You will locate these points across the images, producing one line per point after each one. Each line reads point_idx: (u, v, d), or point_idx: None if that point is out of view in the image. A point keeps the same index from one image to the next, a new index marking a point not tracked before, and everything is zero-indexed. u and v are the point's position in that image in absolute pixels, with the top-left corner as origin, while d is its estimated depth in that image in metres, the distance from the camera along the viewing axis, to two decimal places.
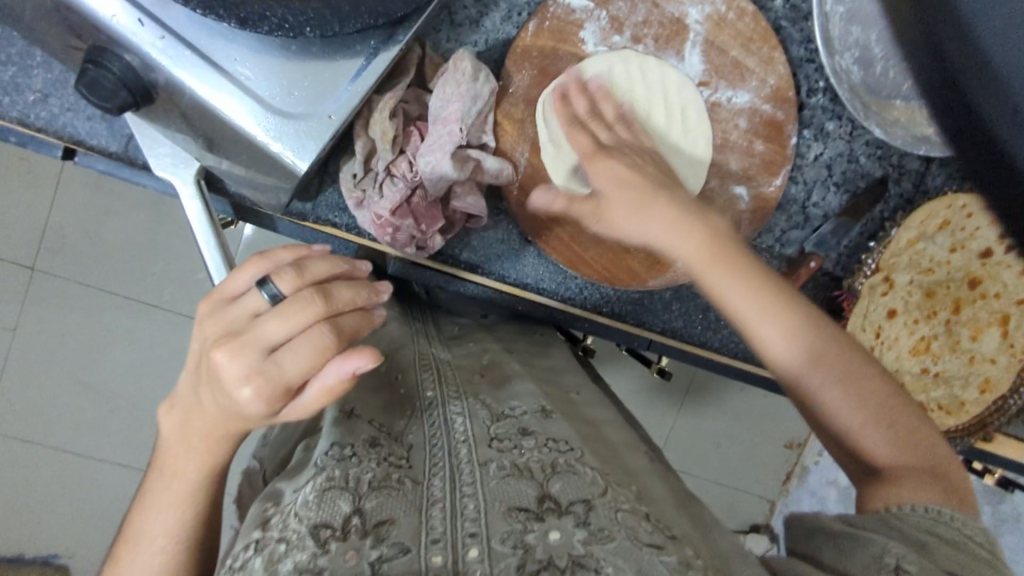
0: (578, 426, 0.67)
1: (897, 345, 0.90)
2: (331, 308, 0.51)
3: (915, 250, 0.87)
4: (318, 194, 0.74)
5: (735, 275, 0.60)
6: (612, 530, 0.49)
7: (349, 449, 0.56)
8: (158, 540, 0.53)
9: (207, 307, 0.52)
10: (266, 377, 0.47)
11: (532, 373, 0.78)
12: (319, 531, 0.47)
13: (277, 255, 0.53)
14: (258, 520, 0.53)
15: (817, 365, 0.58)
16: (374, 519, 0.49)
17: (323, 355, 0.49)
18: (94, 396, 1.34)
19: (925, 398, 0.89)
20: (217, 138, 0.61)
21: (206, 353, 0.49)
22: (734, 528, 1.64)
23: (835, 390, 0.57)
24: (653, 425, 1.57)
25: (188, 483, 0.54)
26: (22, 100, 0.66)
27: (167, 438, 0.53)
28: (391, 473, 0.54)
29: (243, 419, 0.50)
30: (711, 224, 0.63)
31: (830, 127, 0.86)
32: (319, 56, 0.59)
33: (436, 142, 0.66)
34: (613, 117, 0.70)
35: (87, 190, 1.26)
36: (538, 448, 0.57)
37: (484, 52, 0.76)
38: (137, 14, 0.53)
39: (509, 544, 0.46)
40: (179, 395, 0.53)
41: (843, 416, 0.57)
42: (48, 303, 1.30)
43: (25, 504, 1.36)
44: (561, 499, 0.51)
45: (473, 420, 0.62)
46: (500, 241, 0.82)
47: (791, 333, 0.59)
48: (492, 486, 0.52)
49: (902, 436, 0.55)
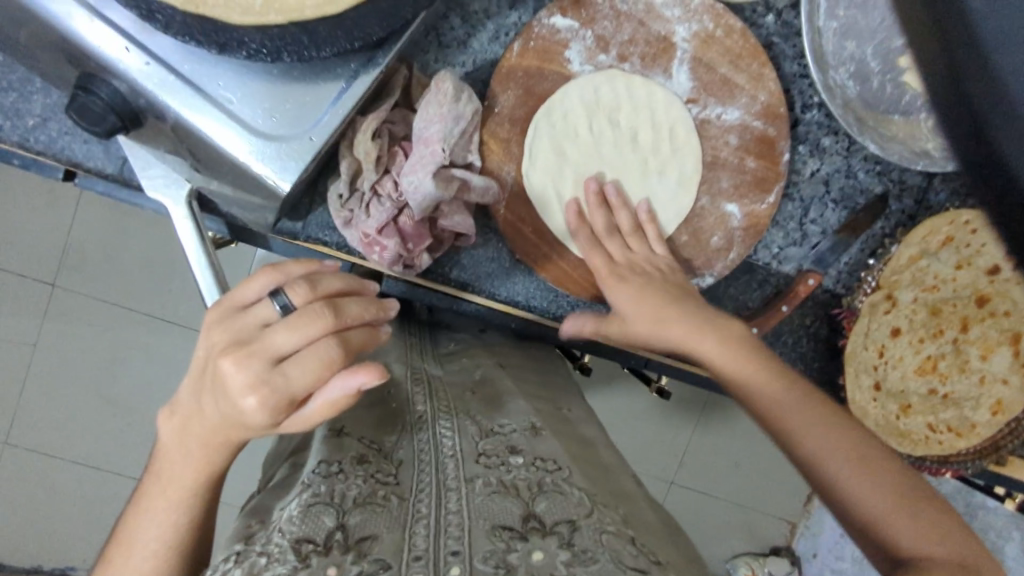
0: (567, 444, 0.66)
1: (901, 365, 0.87)
2: (339, 323, 0.51)
3: (917, 266, 0.85)
4: (309, 214, 0.75)
5: (747, 362, 0.61)
6: (596, 552, 0.45)
7: (336, 466, 0.55)
8: (151, 546, 0.54)
9: (217, 314, 0.51)
10: (272, 387, 0.47)
11: (524, 391, 0.77)
12: (301, 545, 0.45)
13: (287, 269, 0.54)
14: (241, 533, 0.52)
15: (837, 453, 0.52)
16: (357, 535, 0.47)
17: (329, 368, 0.49)
18: (111, 410, 1.37)
19: (933, 419, 0.87)
20: (204, 158, 0.63)
21: (212, 361, 0.49)
22: (753, 551, 1.60)
23: (854, 482, 0.51)
24: (666, 444, 1.54)
25: (184, 488, 0.54)
26: (23, 125, 0.68)
27: (166, 444, 0.54)
28: (378, 489, 0.53)
29: (244, 427, 0.49)
30: (728, 332, 0.64)
31: (826, 142, 0.85)
32: (301, 78, 0.60)
33: (419, 161, 0.67)
34: (628, 229, 0.76)
35: (102, 211, 1.30)
36: (525, 466, 0.56)
37: (472, 72, 0.76)
38: (123, 41, 0.55)
39: (492, 563, 0.43)
40: (180, 403, 0.53)
41: (869, 505, 0.49)
42: (67, 320, 1.33)
43: (46, 515, 1.39)
44: (545, 519, 0.49)
45: (461, 436, 0.61)
46: (490, 259, 0.82)
47: (813, 422, 0.55)
48: (476, 503, 0.50)
49: (935, 534, 0.47)
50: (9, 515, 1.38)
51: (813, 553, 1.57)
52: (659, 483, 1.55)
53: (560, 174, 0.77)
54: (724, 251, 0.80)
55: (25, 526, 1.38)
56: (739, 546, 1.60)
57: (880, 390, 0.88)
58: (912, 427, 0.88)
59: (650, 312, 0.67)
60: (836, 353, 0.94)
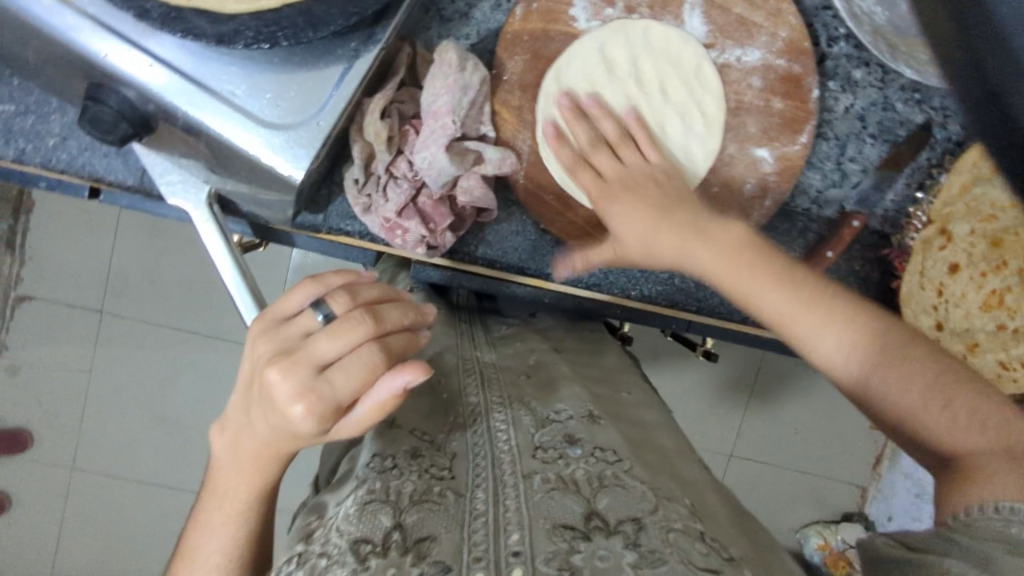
0: (629, 435, 0.59)
1: (964, 303, 0.78)
2: (381, 328, 0.46)
3: (970, 195, 0.78)
4: (328, 204, 0.75)
5: (755, 273, 0.57)
6: (664, 553, 0.41)
7: (390, 462, 0.50)
8: (213, 559, 0.51)
9: (259, 329, 0.48)
10: (320, 395, 0.43)
11: (581, 376, 0.71)
12: (359, 547, 0.42)
13: (328, 279, 0.50)
14: (300, 533, 0.49)
15: (865, 361, 0.52)
16: (415, 536, 0.43)
17: (373, 373, 0.44)
18: (168, 428, 1.40)
19: (1005, 356, 0.77)
20: (219, 156, 0.62)
21: (259, 372, 0.46)
22: (824, 519, 1.53)
23: (890, 383, 0.50)
24: (721, 415, 1.49)
25: (241, 502, 0.51)
26: (44, 146, 0.70)
27: (218, 458, 0.51)
28: (433, 486, 0.48)
29: (293, 437, 0.46)
30: (724, 236, 0.60)
31: (858, 75, 0.80)
32: (301, 65, 0.60)
33: (430, 136, 0.66)
34: (615, 137, 0.70)
35: (143, 234, 1.31)
36: (584, 458, 0.50)
37: (477, 43, 0.75)
38: (124, 44, 0.54)
39: (556, 565, 0.39)
40: (230, 416, 0.50)
41: (898, 400, 0.50)
42: (115, 345, 1.36)
43: (118, 535, 1.44)
44: (608, 517, 0.44)
45: (517, 429, 0.55)
46: (515, 232, 0.80)
47: (827, 327, 0.54)
48: (535, 500, 0.45)
49: (971, 419, 0.46)
50: (81, 537, 1.43)
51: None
52: (717, 458, 1.51)
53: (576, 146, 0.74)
54: (758, 200, 0.77)
55: (101, 548, 1.44)
56: (808, 514, 1.54)
57: (943, 330, 0.80)
58: (984, 368, 0.79)
59: (641, 220, 0.62)
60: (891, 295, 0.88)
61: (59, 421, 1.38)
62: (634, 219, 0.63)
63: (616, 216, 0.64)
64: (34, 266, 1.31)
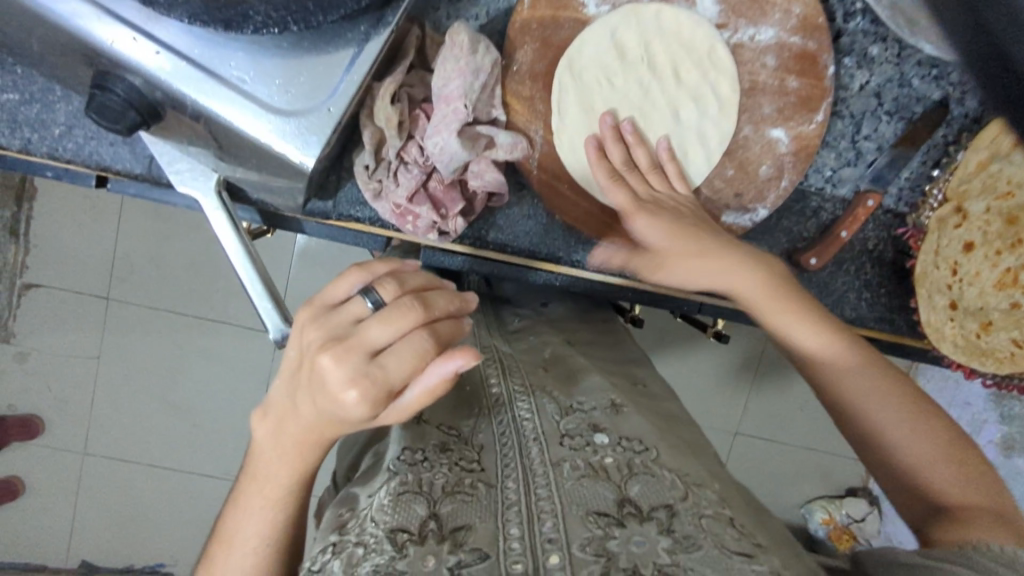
0: (652, 416, 0.61)
1: (978, 281, 0.78)
2: (430, 315, 0.46)
3: (987, 172, 0.76)
4: (338, 190, 0.74)
5: (796, 311, 0.63)
6: (699, 538, 0.43)
7: (420, 454, 0.50)
8: (251, 542, 0.50)
9: (309, 315, 0.47)
10: (372, 380, 0.43)
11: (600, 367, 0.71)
12: (396, 535, 0.42)
13: (374, 266, 0.49)
14: (333, 523, 0.49)
15: (885, 408, 0.57)
16: (450, 524, 0.43)
17: (424, 358, 0.45)
18: (180, 413, 1.41)
19: (1018, 334, 0.77)
20: (228, 144, 0.62)
21: (309, 358, 0.45)
22: (830, 495, 1.54)
23: (902, 433, 0.56)
24: (728, 394, 1.49)
25: (280, 487, 0.50)
26: (50, 135, 0.69)
27: (261, 443, 0.50)
28: (463, 478, 0.48)
29: (341, 421, 0.45)
30: (767, 270, 0.65)
31: (875, 51, 0.78)
32: (313, 49, 0.59)
33: (442, 121, 0.65)
34: (647, 166, 0.73)
35: (147, 220, 1.30)
36: (612, 447, 0.51)
37: (486, 24, 0.73)
38: (130, 31, 0.53)
39: (591, 551, 0.41)
40: (272, 401, 0.50)
41: (907, 452, 0.56)
42: (124, 331, 1.36)
43: (134, 519, 1.45)
44: (641, 504, 0.45)
45: (541, 416, 0.55)
46: (526, 217, 0.80)
47: (856, 369, 0.60)
48: (566, 488, 0.46)
49: (967, 484, 0.53)
50: (98, 521, 1.45)
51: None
52: (724, 436, 1.52)
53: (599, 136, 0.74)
54: (775, 181, 0.76)
55: (116, 531, 1.45)
56: (814, 490, 1.55)
57: (957, 309, 0.80)
58: (995, 346, 0.79)
59: (683, 244, 0.68)
60: (906, 275, 0.88)
61: (70, 407, 1.39)
62: (676, 254, 0.69)
63: (655, 232, 0.70)
64: (39, 254, 1.30)
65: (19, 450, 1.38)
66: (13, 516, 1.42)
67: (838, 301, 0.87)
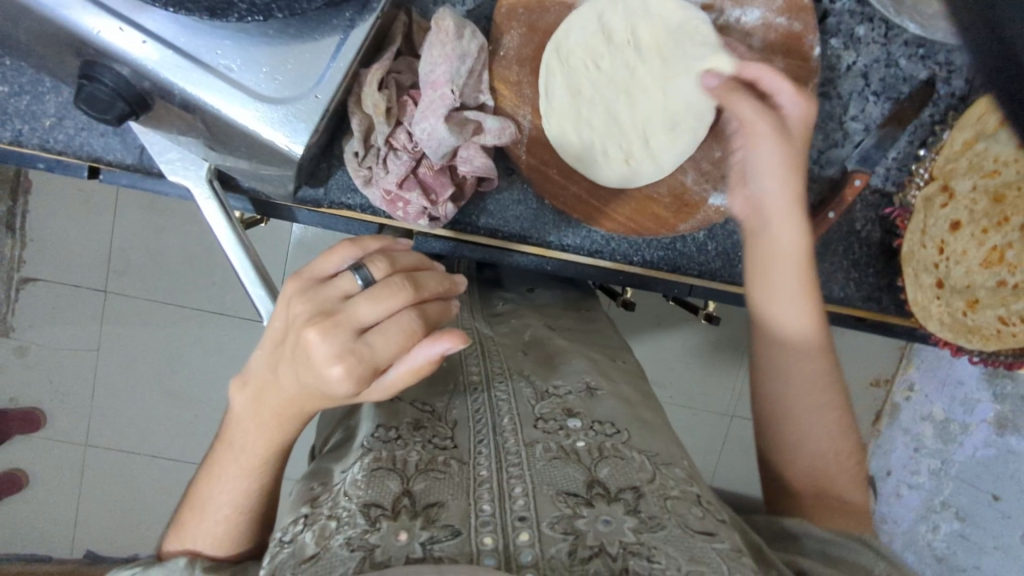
0: (625, 395, 0.63)
1: (964, 260, 0.78)
2: (419, 295, 0.47)
3: (973, 150, 0.76)
4: (329, 177, 0.75)
5: (795, 281, 0.65)
6: (663, 518, 0.45)
7: (394, 431, 0.52)
8: (223, 508, 0.54)
9: (296, 287, 0.48)
10: (359, 356, 0.44)
11: (579, 347, 0.73)
12: (369, 510, 0.43)
13: (366, 242, 0.50)
14: (304, 497, 0.50)
15: (817, 398, 0.64)
16: (423, 501, 0.44)
17: (412, 339, 0.45)
18: (177, 404, 1.42)
19: (1004, 312, 0.77)
20: (217, 134, 0.62)
21: (295, 331, 0.46)
22: None
23: (821, 421, 0.64)
24: (722, 377, 1.50)
25: (256, 456, 0.53)
26: (40, 127, 0.69)
27: (239, 412, 0.52)
28: (436, 455, 0.49)
29: (323, 395, 0.46)
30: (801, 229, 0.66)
31: (860, 31, 0.78)
32: (298, 37, 0.59)
33: (429, 107, 0.65)
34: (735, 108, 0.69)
35: (142, 212, 1.30)
36: (584, 431, 0.53)
37: (472, 9, 0.74)
38: (116, 20, 0.54)
39: (560, 529, 0.42)
40: (252, 370, 0.51)
41: (815, 438, 0.64)
42: (120, 323, 1.37)
43: (132, 508, 1.47)
44: (609, 485, 0.47)
45: (517, 400, 0.57)
46: (516, 201, 0.80)
47: (811, 355, 0.65)
48: (538, 468, 0.47)
49: (847, 475, 0.63)
50: (98, 511, 1.46)
51: (994, 494, 1.25)
52: (718, 419, 1.53)
53: (585, 117, 0.76)
54: None
55: (115, 521, 1.47)
56: None
57: (944, 288, 0.81)
58: (984, 322, 0.79)
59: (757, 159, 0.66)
60: (891, 255, 0.89)
61: (70, 398, 1.40)
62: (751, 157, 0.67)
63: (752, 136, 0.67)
64: (35, 248, 1.31)
65: (22, 442, 1.40)
66: (15, 506, 1.43)
67: (826, 283, 0.89)
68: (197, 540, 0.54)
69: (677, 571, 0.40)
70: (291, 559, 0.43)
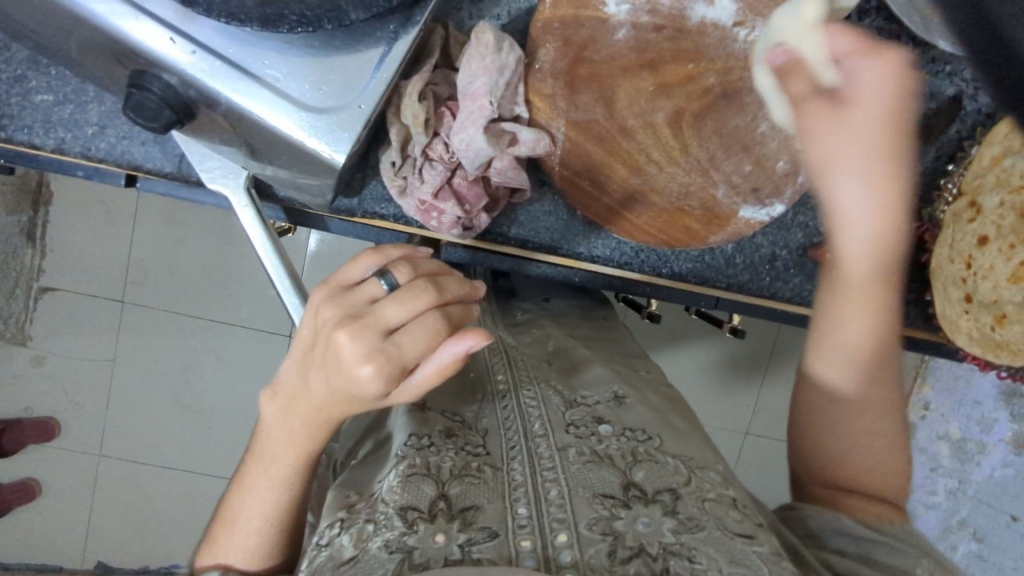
0: (655, 404, 0.62)
1: (992, 275, 0.78)
2: (442, 298, 0.47)
3: (1000, 167, 0.78)
4: (363, 188, 0.75)
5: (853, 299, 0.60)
6: (702, 520, 0.45)
7: (427, 439, 0.51)
8: (254, 522, 0.53)
9: (324, 293, 0.48)
10: (388, 355, 0.44)
11: (602, 357, 0.73)
12: (407, 513, 0.43)
13: (389, 250, 0.50)
14: (341, 504, 0.50)
15: (861, 410, 0.62)
16: (460, 504, 0.44)
17: (437, 338, 0.46)
18: (192, 415, 1.42)
19: None
20: (261, 147, 0.64)
21: (325, 334, 0.46)
22: None
23: (862, 433, 0.62)
24: (736, 393, 1.50)
25: (286, 467, 0.53)
26: (82, 135, 0.70)
27: (271, 423, 0.52)
28: (470, 461, 0.49)
29: (354, 399, 0.47)
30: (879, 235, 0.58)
31: None
32: (342, 48, 0.60)
33: (467, 118, 0.66)
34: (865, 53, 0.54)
35: (164, 223, 1.31)
36: (615, 436, 0.53)
37: (507, 24, 0.75)
38: (170, 33, 0.55)
39: (599, 530, 0.42)
40: (282, 381, 0.51)
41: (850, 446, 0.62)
42: (138, 333, 1.37)
43: (142, 520, 1.46)
44: (646, 487, 0.47)
45: (547, 406, 0.56)
46: (547, 212, 0.82)
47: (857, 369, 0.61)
48: (573, 471, 0.47)
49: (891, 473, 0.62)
50: (109, 523, 1.45)
51: (1012, 514, 1.25)
52: (733, 436, 1.52)
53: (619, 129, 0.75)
54: (791, 176, 0.76)
55: (124, 533, 1.46)
56: None
57: (971, 302, 0.81)
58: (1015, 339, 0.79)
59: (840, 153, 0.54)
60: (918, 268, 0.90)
61: (86, 408, 1.40)
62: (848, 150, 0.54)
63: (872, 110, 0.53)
64: (57, 257, 1.31)
65: (37, 451, 1.40)
66: (26, 516, 1.43)
67: None
68: (230, 553, 0.53)
69: (717, 572, 0.41)
70: (329, 562, 0.43)
